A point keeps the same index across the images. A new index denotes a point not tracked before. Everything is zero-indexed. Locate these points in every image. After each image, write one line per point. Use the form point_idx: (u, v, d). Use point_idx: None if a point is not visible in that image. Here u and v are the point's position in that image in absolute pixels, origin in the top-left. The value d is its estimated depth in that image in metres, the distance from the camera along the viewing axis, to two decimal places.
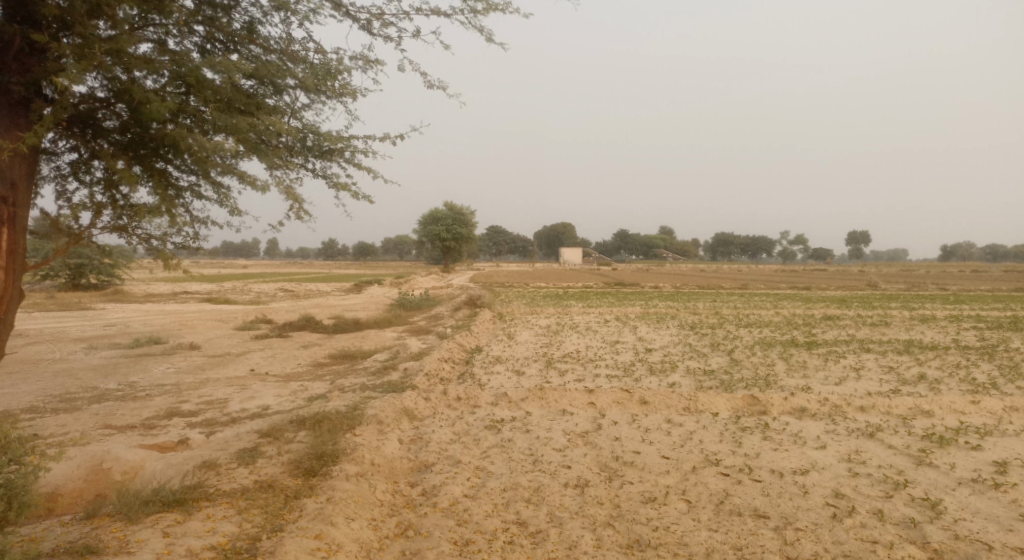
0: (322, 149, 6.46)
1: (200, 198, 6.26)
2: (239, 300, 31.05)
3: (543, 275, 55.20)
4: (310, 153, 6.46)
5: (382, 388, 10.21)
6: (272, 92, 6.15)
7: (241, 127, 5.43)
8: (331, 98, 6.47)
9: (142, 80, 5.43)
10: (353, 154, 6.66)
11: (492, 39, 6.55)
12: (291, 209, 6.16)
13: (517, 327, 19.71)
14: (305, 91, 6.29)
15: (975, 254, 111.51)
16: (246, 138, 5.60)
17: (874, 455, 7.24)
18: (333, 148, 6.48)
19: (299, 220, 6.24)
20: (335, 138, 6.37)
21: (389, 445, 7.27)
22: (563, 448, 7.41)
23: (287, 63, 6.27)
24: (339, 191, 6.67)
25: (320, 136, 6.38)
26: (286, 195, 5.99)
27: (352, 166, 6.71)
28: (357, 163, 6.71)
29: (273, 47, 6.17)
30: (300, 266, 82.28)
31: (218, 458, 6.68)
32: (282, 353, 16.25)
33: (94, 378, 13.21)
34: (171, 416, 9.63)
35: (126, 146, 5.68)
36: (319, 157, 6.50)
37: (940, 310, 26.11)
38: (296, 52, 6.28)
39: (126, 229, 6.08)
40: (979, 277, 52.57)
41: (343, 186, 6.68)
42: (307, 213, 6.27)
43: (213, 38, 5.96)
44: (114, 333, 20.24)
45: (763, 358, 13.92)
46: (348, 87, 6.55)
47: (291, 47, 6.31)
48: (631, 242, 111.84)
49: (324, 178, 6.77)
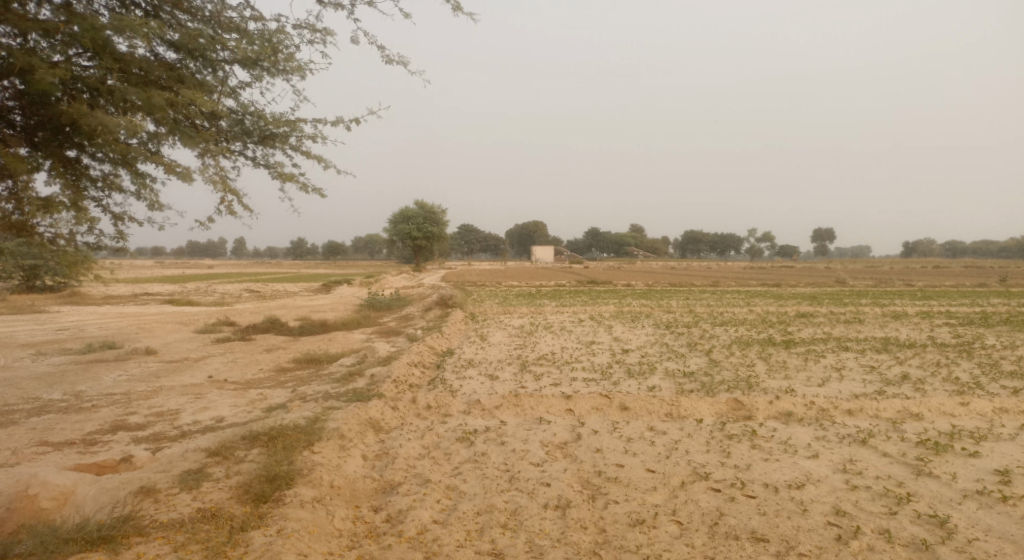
0: (263, 133, 5.86)
1: (115, 191, 5.61)
2: (201, 301, 29.95)
3: (516, 273, 54.62)
4: (249, 137, 5.88)
5: (347, 396, 9.56)
6: (199, 63, 5.55)
7: (156, 102, 4.84)
8: (273, 74, 5.87)
9: (38, 49, 4.79)
10: (300, 140, 6.09)
11: (459, 10, 6.08)
12: (221, 205, 5.57)
13: (490, 327, 19.13)
14: (241, 65, 5.69)
15: (936, 250, 113.88)
16: (164, 117, 5.03)
17: (870, 464, 6.85)
18: (275, 132, 5.89)
19: (232, 215, 5.68)
20: (277, 122, 5.78)
21: (351, 463, 6.66)
22: (541, 462, 6.86)
23: (220, 31, 5.63)
24: (285, 182, 6.12)
25: (261, 119, 5.80)
26: (214, 185, 5.43)
27: (298, 153, 6.14)
28: (304, 150, 6.16)
29: (202, 14, 5.55)
30: (267, 267, 80.68)
31: (159, 481, 6.01)
32: (243, 358, 15.44)
33: (38, 388, 12.30)
34: (116, 430, 8.87)
35: (23, 130, 5.03)
36: (261, 143, 5.92)
37: (911, 306, 26.22)
38: (230, 19, 5.63)
39: (23, 227, 5.38)
40: (941, 273, 53.31)
41: (290, 177, 6.11)
42: (240, 208, 5.73)
43: (128, 0, 5.30)
44: (65, 338, 19.14)
45: (742, 358, 13.53)
46: (292, 61, 5.95)
47: (224, 13, 5.66)
48: (602, 240, 112.06)
49: (267, 167, 6.20)
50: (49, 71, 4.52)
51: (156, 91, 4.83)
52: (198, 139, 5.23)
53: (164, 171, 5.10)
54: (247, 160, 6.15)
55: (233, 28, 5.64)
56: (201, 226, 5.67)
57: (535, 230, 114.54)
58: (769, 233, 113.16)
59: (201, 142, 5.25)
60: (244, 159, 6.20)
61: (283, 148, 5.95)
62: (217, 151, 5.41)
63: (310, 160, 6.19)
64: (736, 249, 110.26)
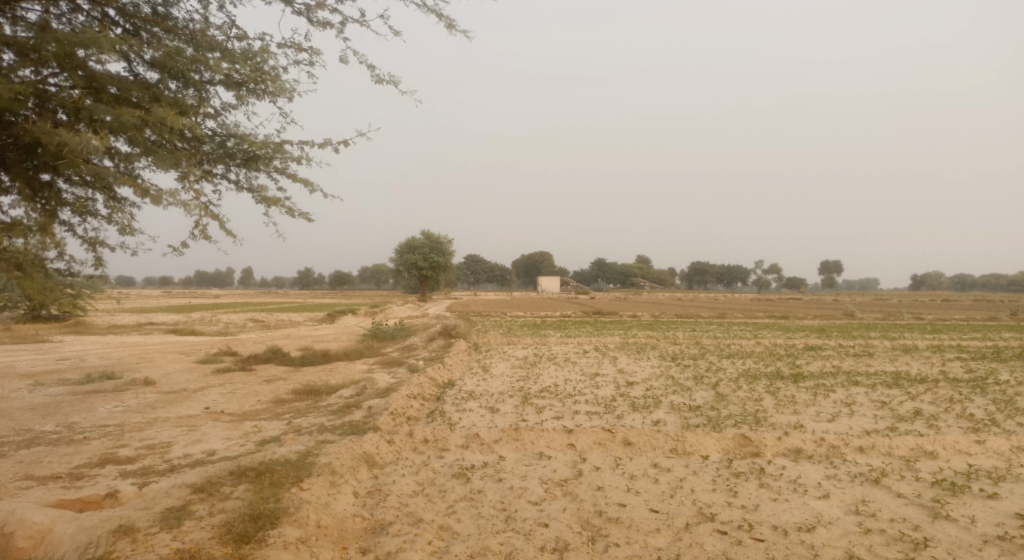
0: (247, 156, 5.94)
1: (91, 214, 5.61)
2: (206, 331, 29.78)
3: (522, 303, 54.32)
4: (233, 160, 5.97)
5: (342, 429, 9.31)
6: (179, 82, 5.61)
7: (127, 121, 4.87)
8: (256, 94, 5.98)
9: (5, 65, 4.82)
10: (285, 163, 6.20)
11: (452, 27, 6.14)
12: (197, 229, 5.60)
13: (494, 358, 18.88)
14: (225, 86, 5.77)
15: (945, 283, 113.10)
16: (138, 137, 5.08)
17: (884, 506, 6.55)
18: (258, 156, 5.96)
19: (208, 240, 5.70)
20: (260, 145, 5.85)
21: (341, 501, 6.42)
22: (539, 500, 6.59)
23: (202, 49, 5.67)
24: (272, 206, 6.30)
25: (244, 142, 5.88)
26: (189, 209, 5.42)
27: (283, 176, 6.24)
28: (289, 173, 6.28)
29: (185, 33, 5.60)
30: (273, 295, 80.82)
31: (140, 519, 5.78)
32: (242, 389, 15.21)
33: (32, 419, 12.08)
34: (104, 463, 8.63)
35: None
36: (244, 165, 5.98)
37: (921, 339, 25.83)
38: (211, 38, 5.71)
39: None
40: (950, 306, 52.68)
41: (275, 201, 6.26)
42: (217, 232, 5.71)
43: (108, 18, 5.34)
44: (65, 368, 18.97)
45: (749, 392, 13.20)
46: (277, 82, 6.03)
47: (206, 30, 5.74)
48: (608, 271, 111.83)
49: (251, 191, 6.29)
50: (7, 88, 4.54)
51: (128, 109, 4.87)
52: (173, 161, 5.28)
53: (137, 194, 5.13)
54: (230, 183, 6.23)
55: (214, 46, 5.70)
56: (176, 250, 5.68)
57: (541, 261, 114.43)
58: (776, 265, 112.70)
59: (175, 163, 5.28)
60: (226, 183, 6.26)
61: (267, 171, 6.04)
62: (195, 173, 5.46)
63: (296, 183, 6.29)
64: (743, 280, 109.79)
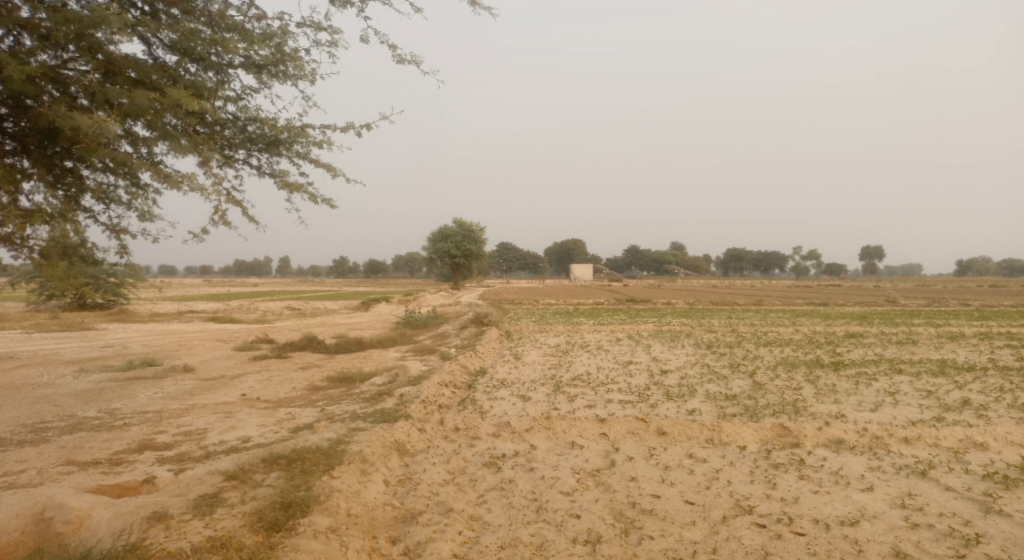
0: (267, 140, 6.11)
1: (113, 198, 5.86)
2: (243, 319, 30.25)
3: (555, 291, 54.04)
4: (253, 144, 6.13)
5: (373, 417, 9.31)
6: (197, 65, 5.76)
7: (142, 105, 5.05)
8: (276, 76, 6.12)
9: (25, 50, 5.02)
10: (306, 147, 6.34)
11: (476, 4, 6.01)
12: (216, 214, 5.77)
13: (526, 346, 18.76)
14: (245, 68, 5.93)
15: (992, 268, 109.28)
16: (154, 120, 5.24)
17: (932, 499, 6.28)
18: (278, 139, 6.12)
19: (227, 225, 5.88)
20: (278, 129, 6.01)
21: (371, 490, 6.39)
22: (570, 491, 6.47)
23: (220, 31, 5.77)
24: (294, 192, 6.41)
25: (264, 126, 6.05)
26: (206, 193, 5.59)
27: (303, 160, 6.37)
28: (310, 158, 6.41)
29: (203, 12, 5.71)
30: (308, 284, 81.83)
31: (174, 505, 5.83)
32: (277, 376, 15.37)
33: (75, 405, 12.37)
34: (143, 449, 8.77)
35: (15, 135, 5.31)
36: (263, 149, 6.14)
37: (968, 327, 24.94)
38: (230, 19, 5.76)
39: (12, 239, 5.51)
40: (999, 293, 50.90)
41: (296, 187, 6.38)
42: (233, 217, 5.88)
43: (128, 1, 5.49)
44: (108, 355, 19.43)
45: (788, 381, 12.85)
46: (295, 63, 6.12)
47: (226, 12, 5.79)
48: (642, 258, 110.65)
49: (272, 176, 6.46)
50: (23, 71, 4.74)
51: (141, 93, 5.04)
52: (189, 144, 5.45)
53: (155, 177, 5.32)
54: (252, 168, 6.41)
55: (232, 27, 5.74)
56: (196, 235, 5.86)
57: (574, 248, 113.76)
58: (814, 251, 110.24)
59: (190, 146, 5.45)
60: (248, 168, 6.45)
61: (287, 155, 6.19)
62: (212, 157, 5.62)
63: (315, 167, 6.41)
64: (780, 267, 107.73)
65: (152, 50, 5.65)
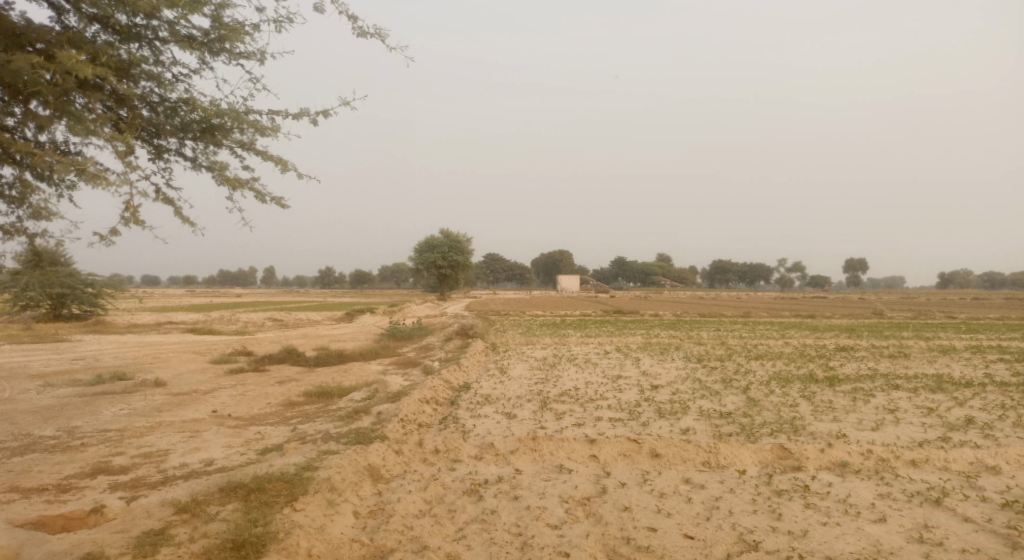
0: (202, 128, 5.77)
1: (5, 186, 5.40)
2: (223, 331, 29.38)
3: (541, 302, 53.42)
4: (185, 132, 5.76)
5: (348, 438, 8.67)
6: (116, 36, 5.44)
7: (23, 71, 4.68)
8: (212, 52, 5.82)
9: None
10: (247, 136, 5.93)
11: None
12: (126, 209, 5.21)
13: (512, 359, 18.17)
14: (176, 44, 5.64)
15: (973, 281, 110.56)
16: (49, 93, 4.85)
17: (952, 532, 5.82)
18: (217, 127, 5.79)
19: (139, 224, 5.28)
20: (215, 113, 5.68)
21: (338, 524, 5.83)
22: (559, 523, 5.92)
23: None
24: (232, 188, 5.91)
25: (199, 111, 5.73)
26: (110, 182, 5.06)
27: (242, 151, 5.96)
28: (253, 149, 5.99)
29: None
30: (292, 294, 80.87)
31: (113, 546, 5.24)
32: (252, 391, 14.67)
33: (33, 423, 11.62)
34: (96, 474, 8.10)
35: None
36: (197, 137, 5.78)
37: (957, 340, 24.67)
38: None
39: None
40: (979, 305, 51.53)
41: (237, 182, 5.90)
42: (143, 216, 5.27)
43: None
44: (77, 369, 18.59)
45: (784, 397, 12.34)
46: (235, 38, 5.82)
47: None
48: (629, 269, 110.59)
49: (209, 170, 6.01)
50: None
51: (22, 56, 4.68)
52: (93, 124, 5.07)
53: (50, 161, 4.87)
54: (187, 160, 6.02)
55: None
56: (102, 236, 5.22)
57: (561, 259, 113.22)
58: (800, 263, 110.38)
59: (96, 127, 5.04)
60: (180, 160, 6.02)
61: (228, 144, 5.85)
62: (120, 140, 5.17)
63: (257, 157, 5.99)
64: (766, 279, 108.25)
65: (62, 16, 5.34)
